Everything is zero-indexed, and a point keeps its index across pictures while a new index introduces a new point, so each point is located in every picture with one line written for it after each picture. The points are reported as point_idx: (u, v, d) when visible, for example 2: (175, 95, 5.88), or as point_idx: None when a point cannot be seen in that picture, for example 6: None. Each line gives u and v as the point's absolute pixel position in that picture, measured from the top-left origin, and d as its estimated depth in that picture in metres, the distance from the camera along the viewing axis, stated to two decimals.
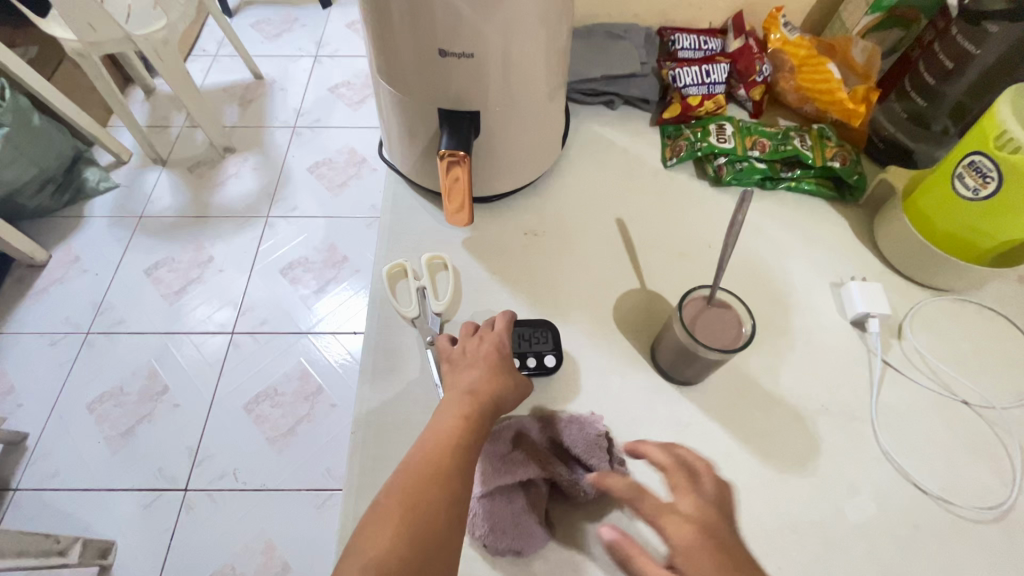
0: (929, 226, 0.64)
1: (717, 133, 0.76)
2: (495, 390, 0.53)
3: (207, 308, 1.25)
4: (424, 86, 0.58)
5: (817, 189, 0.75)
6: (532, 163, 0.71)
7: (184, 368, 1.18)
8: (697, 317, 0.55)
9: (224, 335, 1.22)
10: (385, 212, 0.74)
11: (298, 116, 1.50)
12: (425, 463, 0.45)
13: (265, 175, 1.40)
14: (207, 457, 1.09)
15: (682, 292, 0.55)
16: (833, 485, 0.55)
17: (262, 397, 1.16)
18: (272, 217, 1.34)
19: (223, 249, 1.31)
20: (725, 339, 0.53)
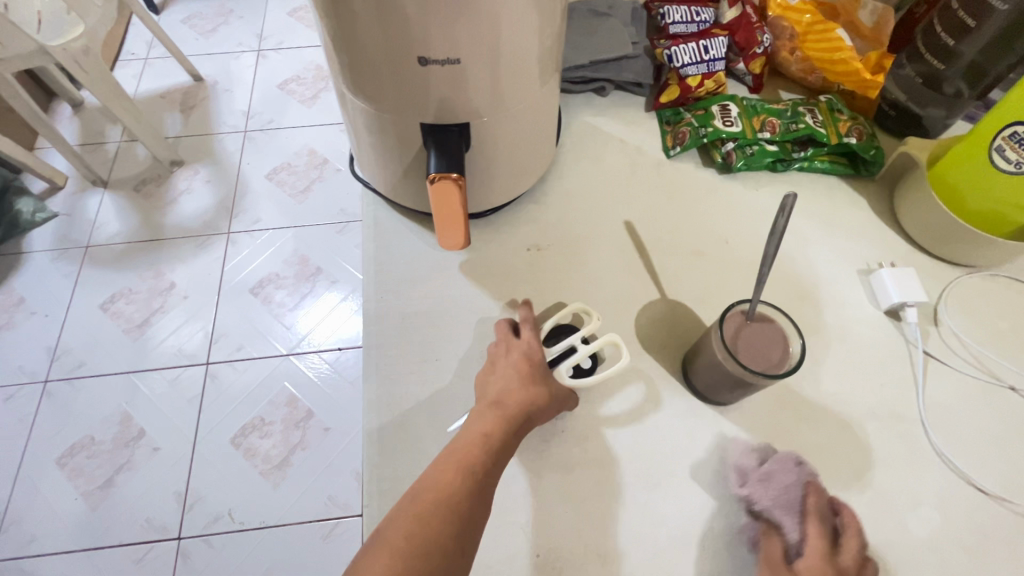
0: (961, 204, 0.59)
1: (722, 115, 0.70)
2: (528, 401, 0.49)
3: (178, 339, 1.01)
4: (403, 98, 0.50)
5: (830, 167, 0.70)
6: (526, 170, 0.64)
7: (149, 419, 0.94)
8: (738, 335, 0.49)
9: (197, 366, 0.98)
10: (368, 239, 0.65)
11: (248, 119, 1.28)
12: (440, 483, 0.41)
13: (220, 187, 1.17)
14: (197, 499, 0.88)
15: (722, 309, 0.49)
16: (892, 497, 0.51)
17: (249, 429, 0.93)
18: (233, 233, 1.11)
19: (185, 273, 1.08)
20: (772, 359, 0.48)
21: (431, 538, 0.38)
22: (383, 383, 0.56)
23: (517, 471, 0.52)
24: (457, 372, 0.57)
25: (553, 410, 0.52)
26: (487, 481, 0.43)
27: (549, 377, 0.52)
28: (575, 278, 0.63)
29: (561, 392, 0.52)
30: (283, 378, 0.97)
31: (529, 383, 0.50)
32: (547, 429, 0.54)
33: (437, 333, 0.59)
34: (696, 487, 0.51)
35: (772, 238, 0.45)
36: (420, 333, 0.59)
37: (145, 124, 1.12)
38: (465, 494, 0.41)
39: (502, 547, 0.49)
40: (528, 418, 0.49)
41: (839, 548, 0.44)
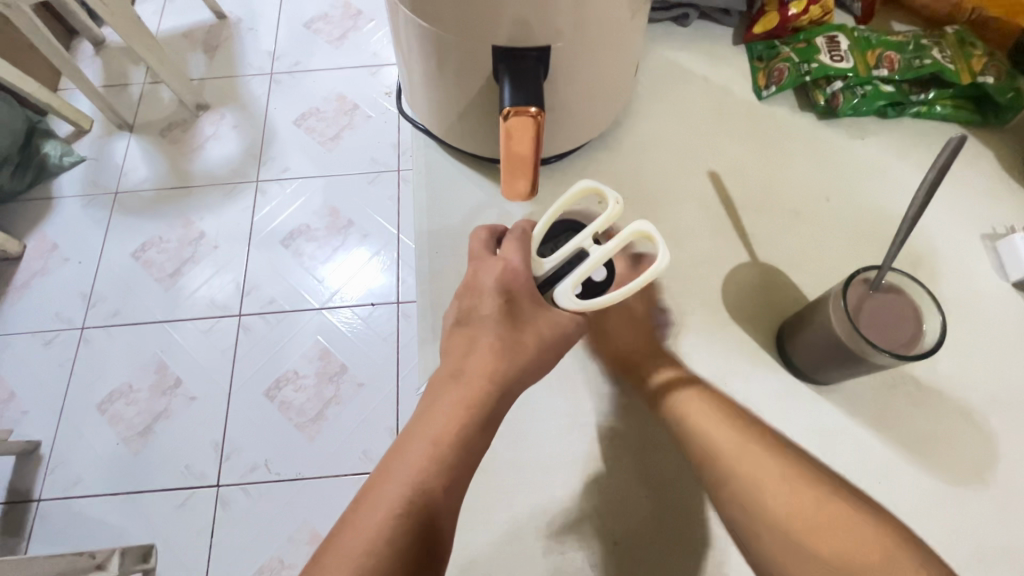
0: None
1: (829, 48, 0.59)
2: (500, 365, 0.40)
3: (211, 289, 0.98)
4: (475, 15, 0.41)
5: (954, 113, 0.59)
6: (600, 110, 0.55)
7: (186, 371, 0.92)
8: (860, 309, 0.42)
9: (230, 318, 0.95)
10: (418, 186, 0.59)
11: (274, 60, 1.19)
12: (378, 509, 0.36)
13: (248, 133, 1.11)
14: (235, 450, 0.86)
15: (841, 279, 0.42)
16: (1017, 494, 0.45)
17: (283, 381, 0.90)
18: (262, 182, 1.05)
19: (215, 221, 1.03)
20: (900, 338, 0.41)
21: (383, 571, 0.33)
22: None
23: None
24: None
25: (546, 359, 0.43)
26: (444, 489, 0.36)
27: (537, 318, 0.42)
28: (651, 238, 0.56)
29: (555, 334, 0.42)
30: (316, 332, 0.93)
31: (505, 338, 0.41)
32: None
33: None
34: None
35: (921, 191, 0.38)
36: None
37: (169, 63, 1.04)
38: (411, 516, 0.35)
39: None
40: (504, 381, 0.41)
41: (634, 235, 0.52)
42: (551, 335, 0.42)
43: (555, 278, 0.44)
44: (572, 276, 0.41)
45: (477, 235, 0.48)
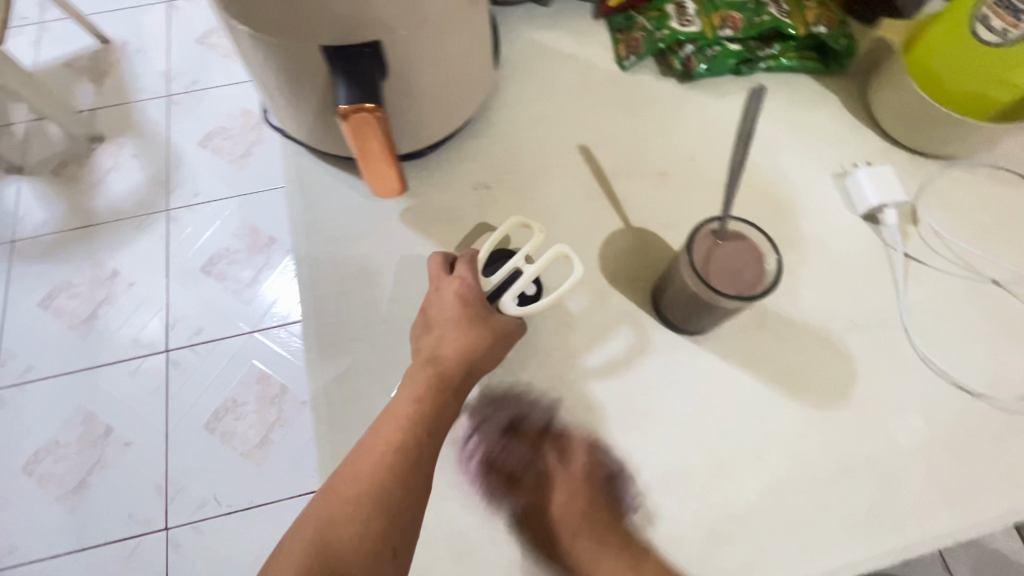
0: (940, 88, 0.54)
1: (678, 14, 0.61)
2: (466, 355, 0.45)
3: (132, 328, 0.95)
4: (295, 18, 0.40)
5: (799, 64, 0.63)
6: (459, 97, 0.55)
7: (123, 415, 0.90)
8: (709, 259, 0.44)
9: (158, 355, 0.93)
10: (291, 195, 0.57)
11: (169, 81, 1.13)
12: (360, 467, 0.41)
13: (152, 161, 1.05)
14: (180, 489, 0.86)
15: (687, 234, 0.44)
16: (878, 408, 0.49)
17: (222, 412, 0.90)
18: (173, 210, 1.02)
19: (127, 258, 0.99)
20: (745, 280, 0.44)
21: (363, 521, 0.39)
22: (326, 354, 0.50)
23: (486, 429, 0.48)
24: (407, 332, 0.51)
25: (500, 354, 0.47)
26: (417, 456, 0.41)
27: (491, 318, 0.47)
28: (529, 215, 0.57)
29: (507, 330, 0.47)
30: (252, 356, 0.93)
31: (464, 331, 0.45)
32: (510, 383, 0.50)
33: (382, 293, 0.53)
34: (675, 423, 0.48)
35: (741, 142, 0.40)
36: (361, 293, 0.53)
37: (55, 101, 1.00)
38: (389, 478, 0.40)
39: (474, 511, 0.46)
40: (466, 372, 0.45)
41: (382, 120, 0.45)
42: (504, 332, 0.46)
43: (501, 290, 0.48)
44: (512, 290, 0.46)
45: (433, 256, 0.51)
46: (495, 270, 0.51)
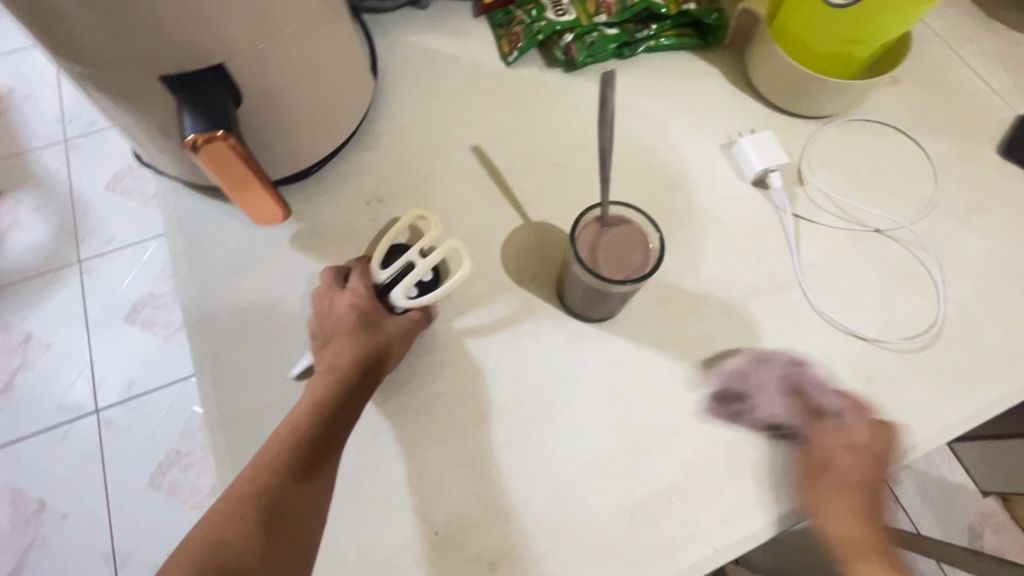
0: (805, 50, 0.56)
1: (553, 4, 0.62)
2: (361, 358, 0.45)
3: (61, 393, 1.08)
4: (124, 47, 0.37)
5: (678, 42, 0.64)
6: (337, 110, 0.54)
7: (69, 459, 1.05)
8: (596, 245, 0.44)
9: (89, 416, 1.07)
10: (171, 234, 0.53)
11: (64, 125, 1.27)
12: (254, 476, 0.40)
13: (53, 213, 1.20)
14: (128, 555, 0.99)
15: (571, 225, 0.44)
16: (782, 368, 0.50)
17: (166, 466, 1.05)
18: (85, 260, 1.17)
19: (45, 322, 1.13)
20: (633, 262, 0.44)
21: (253, 527, 0.38)
22: (221, 399, 0.47)
23: (403, 449, 0.47)
24: (309, 361, 0.49)
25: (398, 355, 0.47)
26: (315, 458, 0.41)
27: (388, 322, 0.47)
28: None
29: (404, 331, 0.47)
30: (192, 404, 1.09)
31: (360, 338, 0.45)
32: (422, 398, 0.48)
33: (278, 325, 0.50)
34: (591, 413, 0.48)
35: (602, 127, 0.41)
36: (255, 329, 0.50)
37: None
38: (283, 482, 0.39)
39: (397, 538, 0.44)
40: (364, 375, 0.45)
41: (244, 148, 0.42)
42: (402, 335, 0.47)
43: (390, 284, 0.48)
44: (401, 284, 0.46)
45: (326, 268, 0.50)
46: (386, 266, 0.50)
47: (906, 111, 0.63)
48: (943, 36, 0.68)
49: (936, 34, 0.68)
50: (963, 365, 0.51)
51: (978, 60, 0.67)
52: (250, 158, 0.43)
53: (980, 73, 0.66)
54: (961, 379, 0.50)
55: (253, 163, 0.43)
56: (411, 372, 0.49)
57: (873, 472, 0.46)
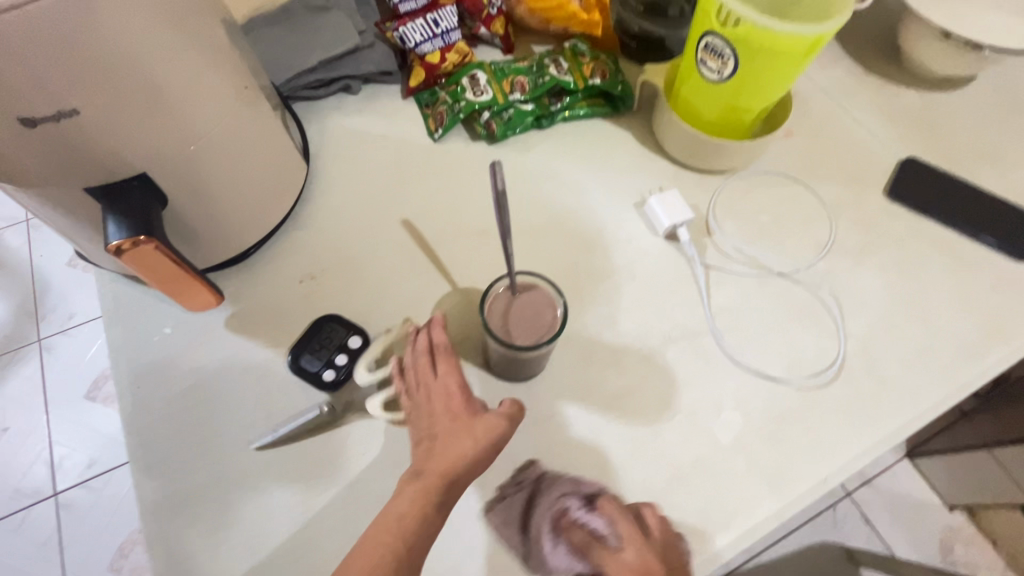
0: (698, 116, 0.62)
1: (471, 86, 0.67)
2: (450, 467, 0.44)
3: (20, 475, 1.12)
4: (50, 167, 0.41)
5: (590, 111, 0.70)
6: (268, 196, 0.57)
7: (27, 545, 1.07)
8: (505, 313, 0.48)
9: (49, 499, 1.10)
10: (107, 324, 0.55)
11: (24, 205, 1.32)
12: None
13: (14, 293, 1.25)
14: None
15: (480, 296, 0.48)
16: (698, 413, 0.53)
17: (128, 547, 1.07)
18: (46, 338, 1.23)
19: (5, 404, 1.17)
20: (541, 326, 0.47)
21: None
22: (158, 486, 0.49)
23: (335, 524, 0.48)
24: (243, 442, 0.51)
25: (488, 462, 0.45)
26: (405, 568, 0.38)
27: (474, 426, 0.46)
28: (359, 296, 0.58)
29: (493, 436, 0.45)
30: None
31: (451, 440, 0.45)
32: (354, 471, 0.50)
33: (212, 408, 0.52)
34: (518, 472, 0.51)
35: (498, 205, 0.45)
36: (190, 413, 0.52)
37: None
38: None
39: None
40: (452, 484, 0.43)
41: (169, 249, 0.45)
42: (489, 439, 0.45)
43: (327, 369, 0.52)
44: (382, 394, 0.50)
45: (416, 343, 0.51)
46: (312, 347, 0.53)
47: (800, 162, 0.69)
48: (828, 91, 0.75)
49: (824, 90, 0.75)
50: (864, 398, 0.54)
51: (863, 111, 0.74)
52: (177, 257, 0.45)
53: (864, 123, 0.73)
54: (864, 411, 0.54)
55: (180, 261, 0.46)
56: (345, 446, 0.51)
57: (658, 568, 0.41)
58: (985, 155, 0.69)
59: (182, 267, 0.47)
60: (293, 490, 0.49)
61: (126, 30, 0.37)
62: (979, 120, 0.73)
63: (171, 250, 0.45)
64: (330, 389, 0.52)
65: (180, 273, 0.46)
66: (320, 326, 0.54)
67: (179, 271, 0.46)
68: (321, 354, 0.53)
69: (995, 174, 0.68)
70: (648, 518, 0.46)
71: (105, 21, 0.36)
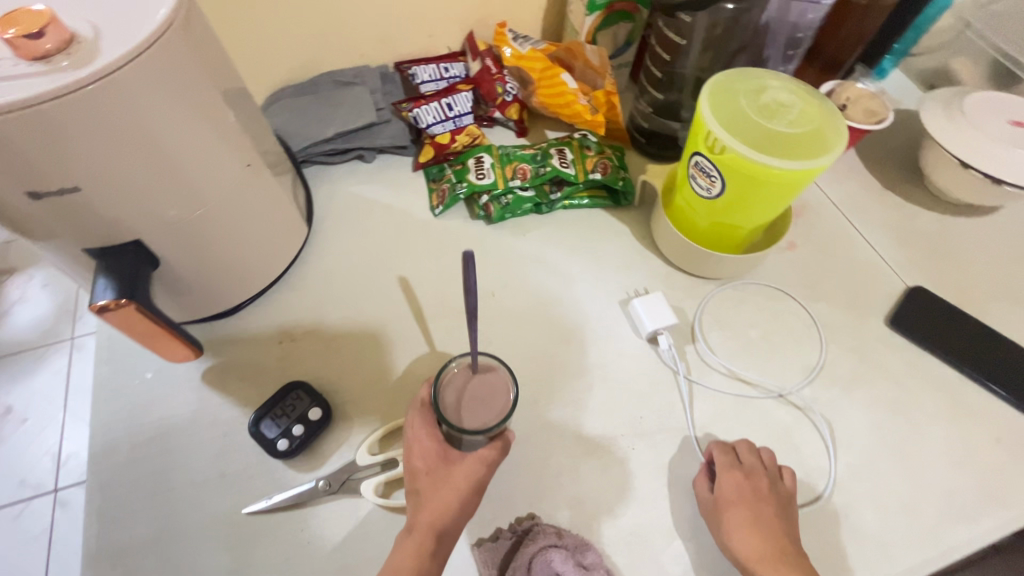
0: (693, 227, 0.62)
1: (476, 168, 0.69)
2: (435, 519, 0.45)
3: (26, 468, 1.17)
4: (61, 229, 0.45)
5: (591, 202, 0.72)
6: (263, 259, 0.60)
7: (17, 539, 1.11)
8: (459, 392, 0.48)
9: (47, 495, 1.15)
10: (98, 361, 0.59)
11: None
12: None
13: (57, 291, 1.34)
14: None
15: (438, 370, 0.49)
16: (648, 536, 0.51)
17: None
18: (77, 338, 1.30)
19: (25, 396, 1.23)
20: (493, 410, 0.47)
21: None
22: (106, 532, 0.50)
23: None
24: (193, 498, 0.52)
25: (472, 505, 0.47)
26: None
27: (456, 471, 0.47)
28: (333, 362, 0.60)
29: (474, 480, 0.47)
30: None
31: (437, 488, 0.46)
32: (290, 545, 0.50)
33: (172, 458, 0.54)
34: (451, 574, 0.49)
35: (468, 296, 0.44)
36: (152, 459, 0.54)
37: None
38: None
39: None
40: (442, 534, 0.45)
41: (149, 312, 0.47)
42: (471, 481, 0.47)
43: (282, 439, 0.53)
44: (376, 479, 0.51)
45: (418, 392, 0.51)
46: (271, 414, 0.54)
47: (799, 276, 0.67)
48: (839, 205, 0.74)
49: (835, 204, 0.74)
50: (831, 547, 0.51)
51: (874, 230, 0.72)
52: (155, 319, 0.48)
53: (873, 243, 0.70)
54: (828, 563, 0.50)
55: (159, 323, 0.48)
56: (286, 517, 0.51)
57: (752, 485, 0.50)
58: (1001, 293, 0.66)
59: (161, 327, 0.49)
60: (227, 556, 0.49)
61: (142, 120, 0.41)
62: (998, 254, 0.70)
63: (153, 314, 0.47)
64: (282, 457, 0.53)
65: (157, 332, 0.49)
66: (284, 393, 0.55)
67: (157, 331, 0.49)
68: (279, 422, 0.53)
69: (1011, 314, 0.64)
70: (788, 479, 0.53)
71: (124, 114, 0.40)
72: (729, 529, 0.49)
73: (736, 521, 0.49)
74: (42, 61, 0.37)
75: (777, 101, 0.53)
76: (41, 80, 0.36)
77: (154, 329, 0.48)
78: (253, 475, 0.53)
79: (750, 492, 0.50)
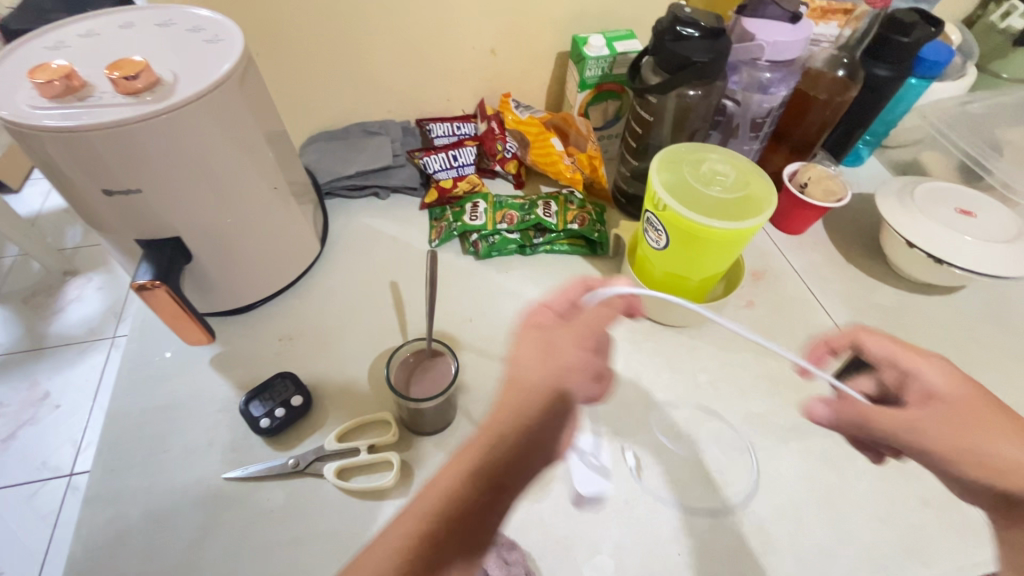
0: (651, 278, 0.70)
1: (471, 211, 0.80)
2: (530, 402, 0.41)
3: (49, 452, 1.27)
4: (122, 222, 0.57)
5: (569, 249, 0.80)
6: (278, 269, 0.71)
7: (27, 515, 1.19)
8: (411, 369, 0.60)
9: (63, 479, 1.24)
10: (129, 340, 0.70)
11: None
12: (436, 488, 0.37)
13: (109, 295, 1.50)
14: None
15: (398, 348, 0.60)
16: (574, 546, 0.55)
17: None
18: (118, 337, 1.45)
19: (61, 384, 1.35)
20: (438, 384, 0.58)
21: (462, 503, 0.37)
22: (106, 481, 0.59)
23: (221, 554, 0.54)
24: (181, 462, 0.60)
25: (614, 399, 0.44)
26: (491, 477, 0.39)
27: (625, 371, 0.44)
28: (322, 362, 0.69)
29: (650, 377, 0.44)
30: None
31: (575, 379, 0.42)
32: (255, 511, 0.57)
33: (172, 426, 0.63)
34: None
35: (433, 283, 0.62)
36: (156, 425, 0.63)
37: (46, 249, 1.40)
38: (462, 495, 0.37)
39: None
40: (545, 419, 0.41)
41: (173, 295, 0.56)
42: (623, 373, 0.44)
43: (263, 420, 0.60)
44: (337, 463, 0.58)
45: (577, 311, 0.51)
46: (259, 399, 0.62)
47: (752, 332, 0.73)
48: (802, 273, 0.80)
49: (796, 271, 0.80)
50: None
51: (831, 298, 0.77)
52: (178, 303, 0.57)
53: (828, 309, 0.76)
54: None
55: (182, 306, 0.57)
56: (256, 488, 0.58)
57: (963, 383, 0.45)
58: None
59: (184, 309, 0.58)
60: (201, 514, 0.57)
61: (197, 145, 0.53)
62: (950, 331, 0.74)
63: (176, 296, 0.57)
64: (264, 436, 0.61)
65: (178, 314, 0.58)
66: (272, 381, 0.64)
67: (179, 313, 0.58)
68: (266, 404, 0.62)
69: None
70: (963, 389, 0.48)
71: (184, 138, 0.52)
72: (986, 440, 0.42)
73: (989, 429, 0.42)
74: (132, 96, 0.50)
75: (715, 169, 0.62)
76: (128, 108, 0.49)
77: (177, 310, 0.57)
78: (236, 448, 0.61)
79: (964, 383, 0.45)
